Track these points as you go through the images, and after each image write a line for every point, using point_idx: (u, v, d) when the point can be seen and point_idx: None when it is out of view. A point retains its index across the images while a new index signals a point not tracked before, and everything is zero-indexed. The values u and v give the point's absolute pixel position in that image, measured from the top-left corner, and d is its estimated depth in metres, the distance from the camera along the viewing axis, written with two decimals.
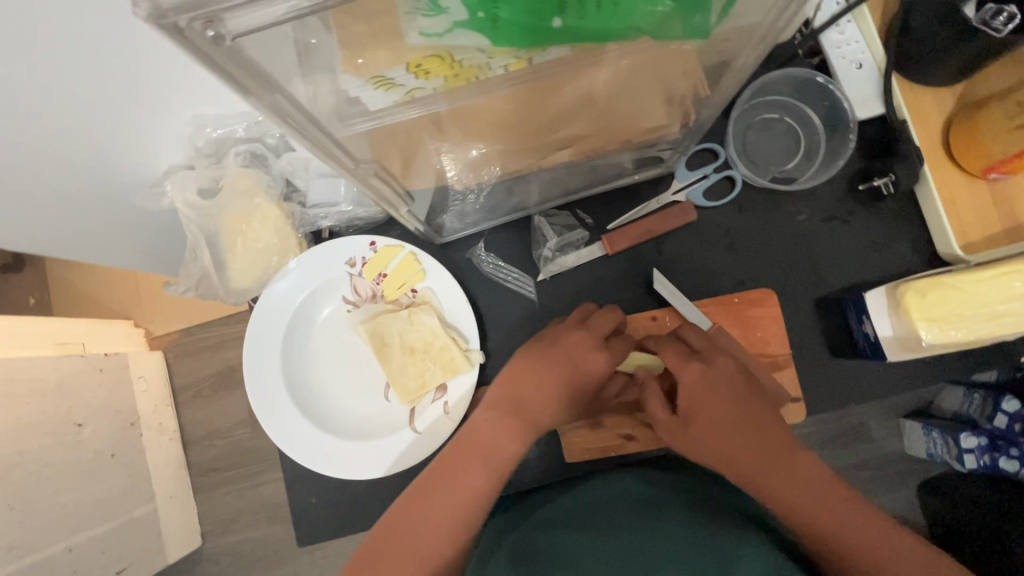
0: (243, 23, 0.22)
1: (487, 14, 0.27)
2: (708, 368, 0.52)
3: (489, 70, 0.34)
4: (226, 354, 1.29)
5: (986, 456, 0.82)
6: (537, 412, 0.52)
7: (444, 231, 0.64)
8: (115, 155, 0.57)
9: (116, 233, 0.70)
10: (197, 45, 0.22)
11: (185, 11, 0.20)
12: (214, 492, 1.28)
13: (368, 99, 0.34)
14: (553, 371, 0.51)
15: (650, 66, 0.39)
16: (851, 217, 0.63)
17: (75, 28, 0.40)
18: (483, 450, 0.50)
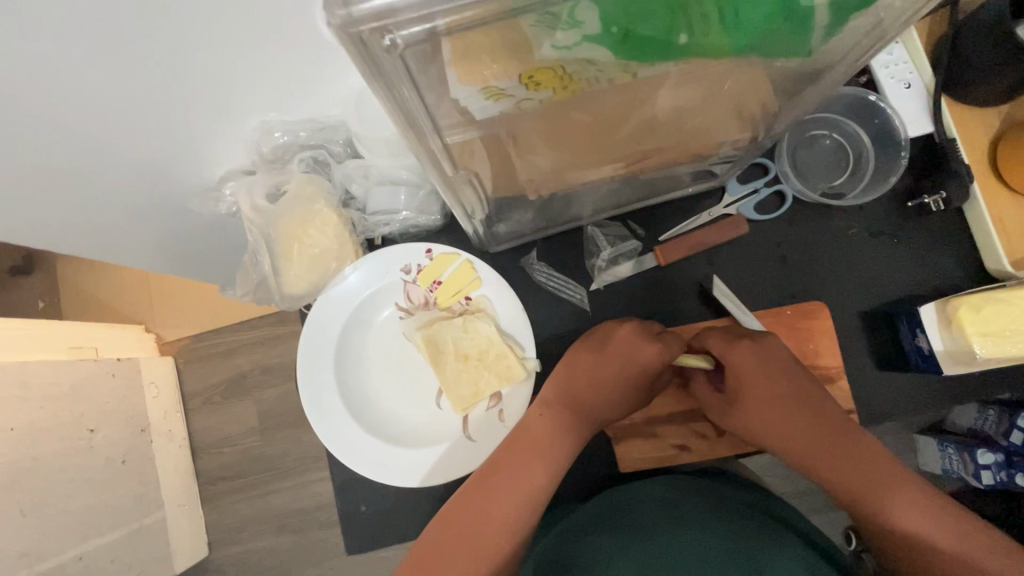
0: (414, 34, 0.23)
1: (622, 30, 0.28)
2: (751, 349, 0.55)
3: (596, 82, 0.35)
4: (239, 360, 1.28)
5: (1003, 472, 0.82)
6: (590, 404, 0.56)
7: (499, 240, 0.64)
8: (182, 157, 0.57)
9: (158, 240, 0.70)
10: (367, 50, 0.23)
11: (370, 23, 0.22)
12: (222, 501, 1.27)
13: (479, 109, 0.34)
14: (605, 362, 0.56)
15: (747, 80, 0.40)
16: (902, 232, 0.64)
17: (175, 34, 0.41)
18: (535, 441, 0.53)
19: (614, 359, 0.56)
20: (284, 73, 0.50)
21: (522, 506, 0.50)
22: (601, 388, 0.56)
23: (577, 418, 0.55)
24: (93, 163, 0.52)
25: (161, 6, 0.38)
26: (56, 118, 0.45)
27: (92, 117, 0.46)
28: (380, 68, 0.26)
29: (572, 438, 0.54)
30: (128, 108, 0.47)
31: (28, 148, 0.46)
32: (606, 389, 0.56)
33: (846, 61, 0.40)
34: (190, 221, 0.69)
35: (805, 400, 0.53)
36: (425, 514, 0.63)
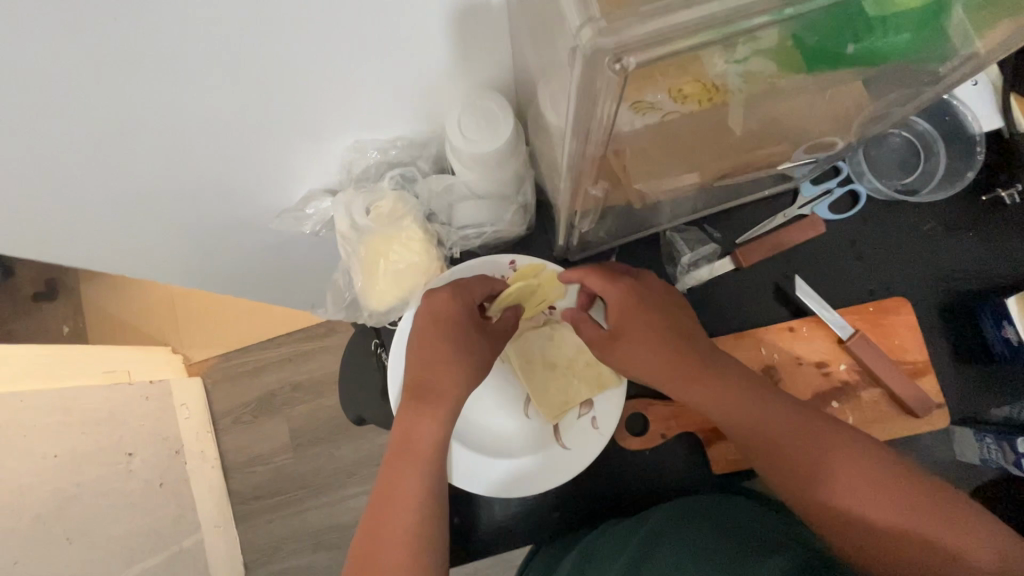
0: (644, 57, 0.25)
1: (791, 42, 0.30)
2: (600, 279, 0.58)
3: (736, 94, 0.36)
4: (269, 378, 1.29)
5: None
6: (432, 375, 0.56)
7: (581, 250, 0.65)
8: (271, 178, 0.58)
9: (218, 257, 0.70)
10: (596, 70, 0.25)
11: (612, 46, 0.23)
12: (258, 519, 1.27)
13: (628, 123, 0.35)
14: (424, 328, 0.57)
15: (876, 78, 0.42)
16: (977, 225, 0.64)
17: (303, 54, 0.42)
18: (405, 437, 0.55)
19: (423, 322, 0.57)
20: (389, 96, 0.52)
21: (415, 500, 0.52)
22: (431, 355, 0.56)
23: (425, 394, 0.55)
24: (195, 179, 0.54)
25: (302, 27, 0.39)
26: (181, 133, 0.47)
27: (202, 131, 0.48)
28: (590, 85, 0.27)
29: (429, 421, 0.55)
30: (240, 124, 0.49)
31: (147, 159, 0.49)
32: (433, 354, 0.56)
33: (969, 65, 0.41)
34: (253, 241, 0.69)
35: (653, 334, 0.56)
36: (519, 527, 0.63)
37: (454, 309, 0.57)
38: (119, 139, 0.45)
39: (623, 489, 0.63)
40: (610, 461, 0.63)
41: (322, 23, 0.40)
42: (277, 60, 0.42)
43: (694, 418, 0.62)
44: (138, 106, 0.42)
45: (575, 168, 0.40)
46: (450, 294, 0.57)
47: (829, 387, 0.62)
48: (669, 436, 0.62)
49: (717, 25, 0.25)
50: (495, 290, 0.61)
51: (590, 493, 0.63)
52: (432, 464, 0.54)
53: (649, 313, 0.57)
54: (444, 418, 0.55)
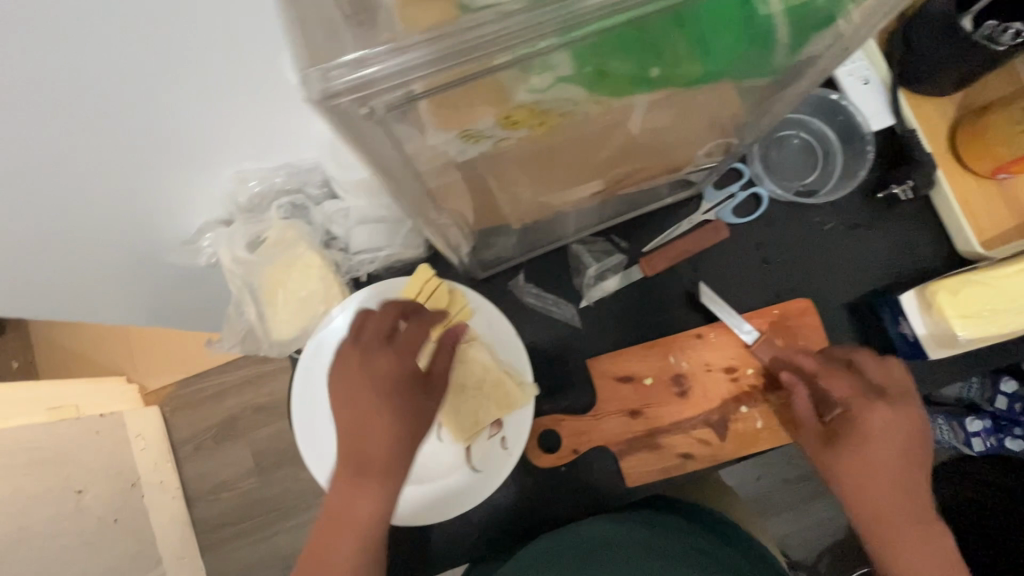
0: (391, 99, 0.24)
1: (593, 68, 0.29)
2: (889, 410, 0.50)
3: (572, 115, 0.35)
4: (228, 403, 1.25)
5: (992, 437, 0.93)
6: (377, 451, 0.48)
7: (486, 267, 0.64)
8: (156, 214, 0.56)
9: (128, 292, 0.67)
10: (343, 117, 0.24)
11: (347, 93, 0.22)
12: (223, 548, 1.24)
13: (460, 153, 0.34)
14: (365, 400, 0.47)
15: (737, 91, 0.41)
16: (874, 222, 0.66)
17: (135, 98, 0.40)
18: (349, 505, 0.50)
19: (363, 391, 0.47)
20: (256, 126, 0.49)
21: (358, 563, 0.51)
22: (374, 429, 0.48)
23: (370, 465, 0.49)
24: (69, 227, 0.51)
25: (124, 71, 0.37)
26: (35, 189, 0.44)
27: (56, 186, 0.45)
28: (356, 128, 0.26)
29: (375, 493, 0.50)
30: (95, 174, 0.46)
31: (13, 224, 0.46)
32: (370, 428, 0.48)
33: (816, 73, 0.41)
34: (166, 275, 0.66)
35: (900, 470, 0.49)
36: (439, 551, 0.62)
37: (390, 375, 0.48)
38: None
39: (539, 510, 0.62)
40: (526, 478, 0.62)
41: (147, 65, 0.37)
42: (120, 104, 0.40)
43: (606, 431, 0.62)
44: None
45: (438, 193, 0.39)
46: (392, 354, 0.48)
47: (738, 392, 0.61)
48: (581, 452, 0.62)
49: (480, 56, 0.24)
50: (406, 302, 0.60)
51: (512, 512, 0.62)
52: (376, 529, 0.51)
53: (904, 457, 0.49)
54: (391, 488, 0.50)
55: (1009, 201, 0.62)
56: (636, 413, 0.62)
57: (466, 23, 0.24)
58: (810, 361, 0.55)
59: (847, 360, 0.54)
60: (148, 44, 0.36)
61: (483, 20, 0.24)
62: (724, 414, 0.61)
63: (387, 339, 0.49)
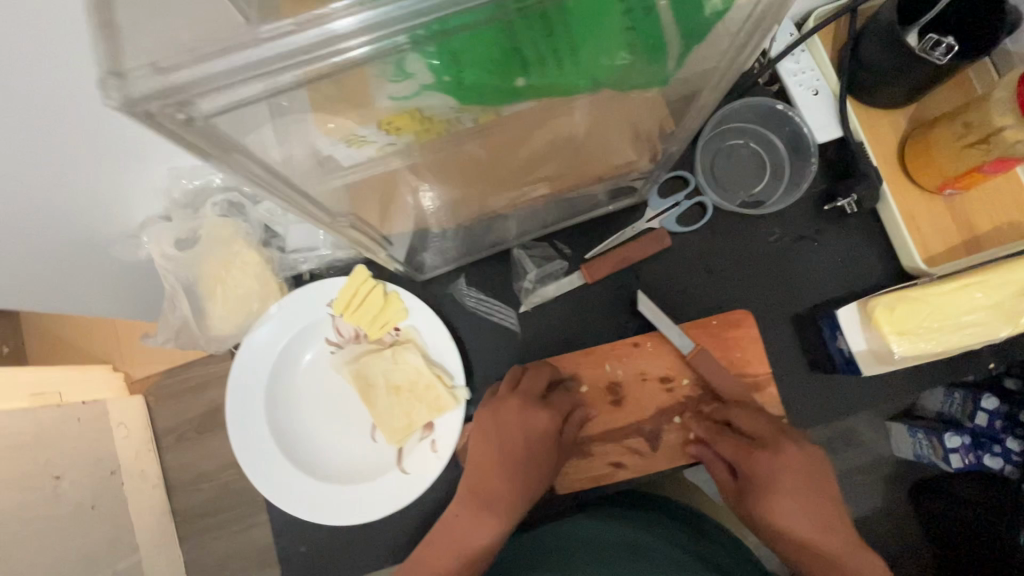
0: (214, 105, 0.24)
1: (452, 77, 0.29)
2: (773, 454, 0.57)
3: (459, 123, 0.35)
4: (213, 395, 1.06)
5: (971, 455, 0.79)
6: (502, 488, 0.60)
7: (425, 269, 0.64)
8: (87, 211, 0.54)
9: (76, 283, 0.65)
10: (163, 125, 0.24)
11: (154, 98, 0.22)
12: (204, 540, 1.06)
13: (342, 156, 0.35)
14: (515, 440, 0.60)
15: (638, 104, 0.41)
16: (821, 235, 0.65)
17: (26, 93, 0.38)
18: (456, 541, 0.59)
19: (515, 432, 0.60)
20: None
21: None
22: (501, 471, 0.60)
23: (484, 498, 0.60)
24: None
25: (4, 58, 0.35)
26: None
27: None
28: (194, 139, 0.27)
29: (487, 530, 0.59)
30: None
31: None
32: (519, 463, 0.60)
33: (716, 83, 0.41)
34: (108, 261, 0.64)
35: (813, 508, 0.57)
36: (368, 551, 0.63)
37: (548, 428, 0.59)
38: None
39: None
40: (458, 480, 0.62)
41: (29, 53, 0.35)
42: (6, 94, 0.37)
43: None
44: None
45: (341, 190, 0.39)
46: (549, 414, 0.59)
47: (672, 402, 0.61)
48: None
49: (302, 61, 0.24)
50: (346, 301, 0.61)
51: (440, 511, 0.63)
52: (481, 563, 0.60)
53: (804, 491, 0.57)
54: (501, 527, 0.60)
55: (957, 219, 0.61)
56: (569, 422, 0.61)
57: (278, 27, 0.23)
58: (710, 428, 0.60)
59: (725, 421, 0.60)
60: (24, 30, 0.34)
61: (300, 25, 0.23)
62: (657, 425, 0.61)
63: (541, 398, 0.60)
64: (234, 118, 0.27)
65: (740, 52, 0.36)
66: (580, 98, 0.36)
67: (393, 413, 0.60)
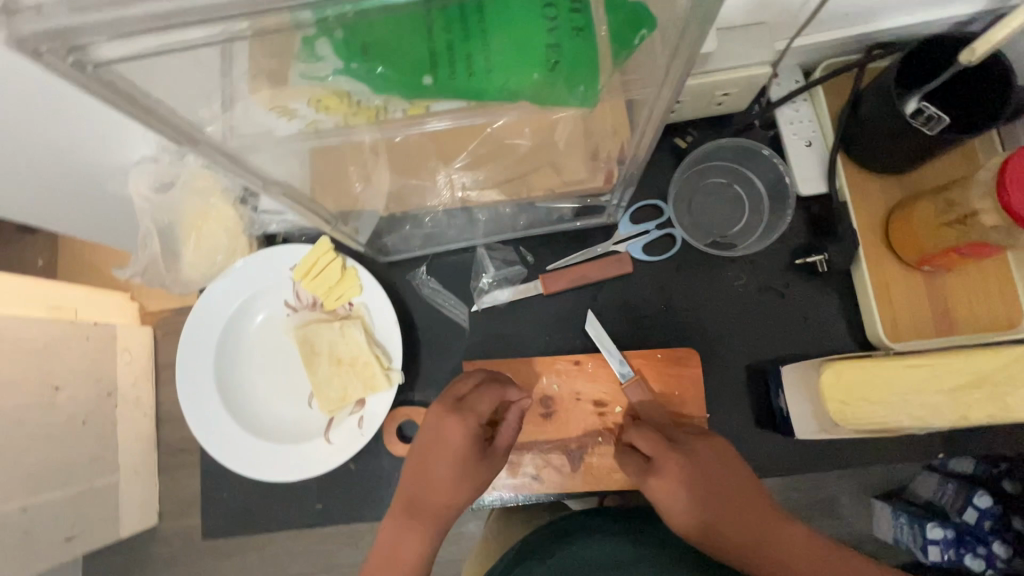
0: (107, 54, 0.27)
1: (360, 65, 0.30)
2: (683, 461, 0.52)
3: (388, 112, 0.36)
4: None
5: (952, 551, 0.67)
6: (428, 502, 0.53)
7: (390, 251, 0.66)
8: (74, 145, 0.55)
9: (67, 214, 0.66)
10: (59, 63, 0.26)
11: (47, 36, 0.25)
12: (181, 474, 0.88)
13: (274, 124, 0.37)
14: (436, 445, 0.53)
15: (583, 121, 0.42)
16: (788, 289, 0.64)
17: None
18: (385, 559, 0.52)
19: (433, 436, 0.54)
20: None
21: None
22: (426, 481, 0.53)
23: (414, 510, 0.53)
24: None
25: None
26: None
27: None
28: (98, 83, 0.29)
29: (420, 549, 0.52)
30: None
31: None
32: (440, 469, 0.53)
33: (659, 112, 0.40)
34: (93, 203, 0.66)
35: (732, 501, 0.51)
36: (282, 511, 0.64)
37: (464, 429, 0.53)
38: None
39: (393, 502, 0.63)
40: (379, 460, 0.64)
41: None
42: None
43: None
44: None
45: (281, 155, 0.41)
46: (462, 421, 0.53)
47: (601, 427, 0.61)
48: None
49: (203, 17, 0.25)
50: (309, 267, 0.64)
51: (354, 487, 0.64)
52: None
53: (731, 476, 0.52)
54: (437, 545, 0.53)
55: (933, 301, 0.58)
56: None
57: None
58: (631, 469, 0.55)
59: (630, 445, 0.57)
60: None
61: None
62: (581, 445, 0.61)
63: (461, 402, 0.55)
64: (150, 73, 0.30)
65: (668, 93, 0.37)
66: (504, 108, 0.37)
67: (335, 381, 0.62)
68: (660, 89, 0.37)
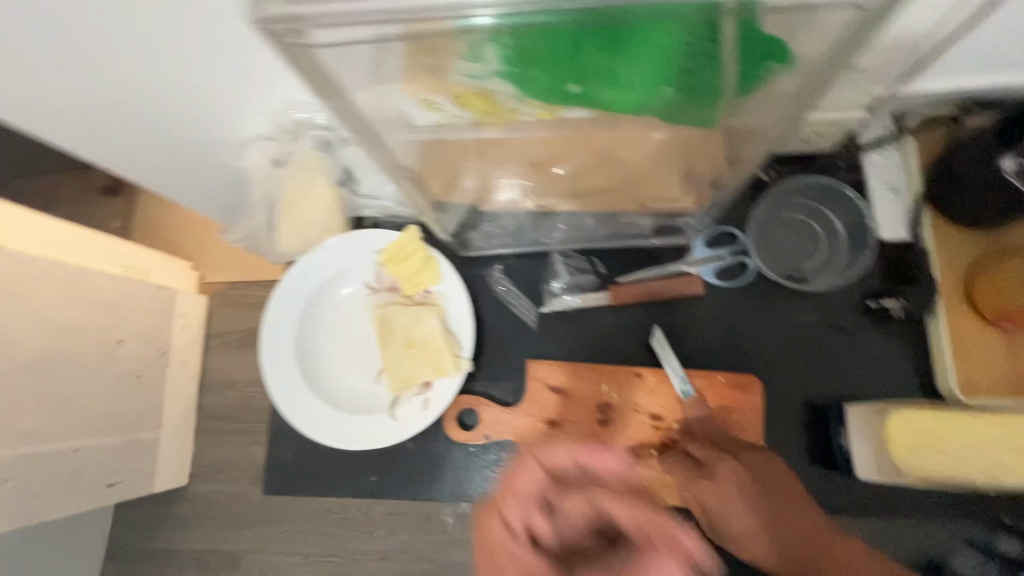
0: (323, 39, 0.31)
1: (517, 69, 0.34)
2: (736, 467, 0.52)
3: (520, 113, 0.40)
4: None
5: None
6: None
7: (470, 246, 0.70)
8: (207, 114, 0.60)
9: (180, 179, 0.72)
10: (284, 43, 0.30)
11: (283, 21, 0.28)
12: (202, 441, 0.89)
13: (417, 114, 0.41)
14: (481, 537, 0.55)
15: (691, 142, 0.45)
16: (857, 330, 0.64)
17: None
18: None
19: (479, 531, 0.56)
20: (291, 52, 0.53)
21: None
22: None
23: None
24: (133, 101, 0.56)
25: None
26: (86, 70, 0.50)
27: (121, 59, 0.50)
28: (303, 64, 0.32)
29: None
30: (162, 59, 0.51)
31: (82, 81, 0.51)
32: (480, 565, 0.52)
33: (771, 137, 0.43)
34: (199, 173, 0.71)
35: (786, 513, 0.51)
36: (341, 477, 0.68)
37: None
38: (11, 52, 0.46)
39: (446, 486, 0.66)
40: (436, 442, 0.67)
41: None
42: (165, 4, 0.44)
43: (527, 430, 0.65)
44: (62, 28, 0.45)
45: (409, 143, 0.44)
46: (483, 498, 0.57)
47: (656, 439, 0.62)
48: (492, 440, 0.65)
49: (405, 19, 0.29)
50: (395, 253, 0.68)
51: (410, 465, 0.67)
52: None
53: (773, 483, 0.53)
54: None
55: (1012, 362, 0.57)
56: (554, 424, 0.64)
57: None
58: (682, 473, 0.55)
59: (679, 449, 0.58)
60: None
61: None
62: (635, 456, 0.62)
63: None
64: (340, 60, 0.34)
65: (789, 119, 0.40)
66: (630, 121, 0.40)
67: (407, 362, 0.65)
68: (788, 111, 0.39)
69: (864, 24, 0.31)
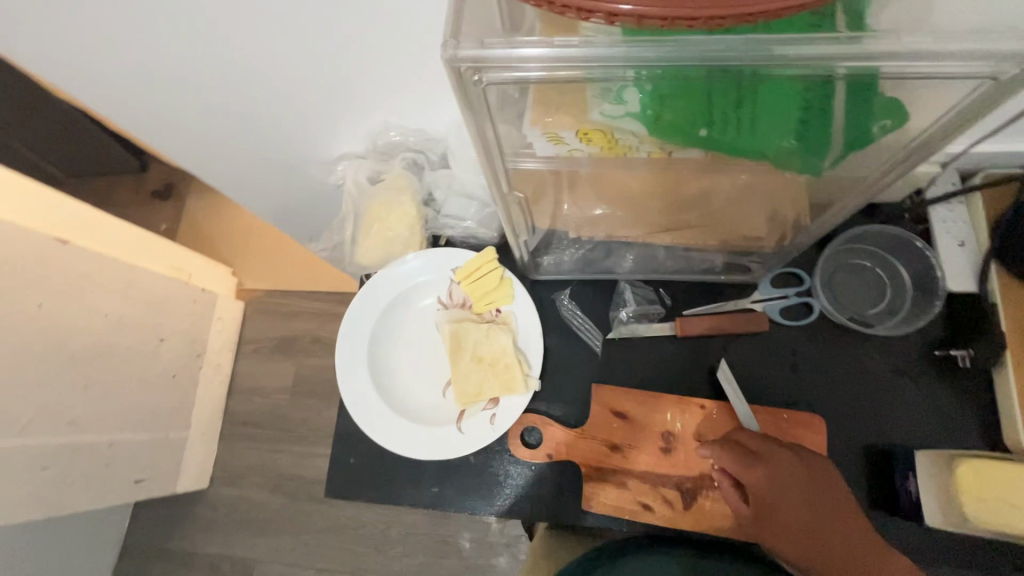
0: (492, 78, 0.35)
1: (653, 112, 0.38)
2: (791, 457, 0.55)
3: (636, 151, 0.43)
4: None
5: None
6: None
7: (541, 269, 0.73)
8: (315, 130, 0.66)
9: (273, 189, 0.77)
10: (461, 79, 0.35)
11: (468, 62, 0.33)
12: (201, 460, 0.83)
13: (541, 147, 0.43)
14: None
15: (787, 187, 0.48)
16: (921, 377, 0.65)
17: (347, 28, 0.50)
18: None
19: None
20: (405, 79, 0.59)
21: None
22: None
23: None
24: (259, 115, 0.62)
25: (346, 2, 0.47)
26: (231, 84, 0.56)
27: (262, 74, 0.56)
28: (469, 98, 0.37)
29: None
30: (296, 79, 0.57)
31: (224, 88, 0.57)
32: None
33: (869, 188, 0.45)
34: (283, 183, 0.76)
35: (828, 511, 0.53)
36: (401, 485, 0.69)
37: None
38: (151, 58, 0.52)
39: (504, 502, 0.67)
40: (497, 458, 0.68)
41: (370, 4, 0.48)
42: (303, 26, 0.50)
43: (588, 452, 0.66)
44: (223, 45, 0.51)
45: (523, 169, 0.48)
46: None
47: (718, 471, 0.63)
48: (553, 460, 0.67)
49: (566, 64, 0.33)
50: (471, 271, 0.71)
51: (470, 479, 0.68)
52: None
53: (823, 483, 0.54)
54: None
55: None
56: (616, 448, 0.65)
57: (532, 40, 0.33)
58: (728, 457, 0.57)
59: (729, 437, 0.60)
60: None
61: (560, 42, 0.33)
62: (696, 486, 0.63)
63: None
64: (489, 94, 0.38)
65: (894, 171, 0.42)
66: (737, 163, 0.43)
67: (476, 376, 0.67)
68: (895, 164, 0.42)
69: (992, 92, 0.33)
